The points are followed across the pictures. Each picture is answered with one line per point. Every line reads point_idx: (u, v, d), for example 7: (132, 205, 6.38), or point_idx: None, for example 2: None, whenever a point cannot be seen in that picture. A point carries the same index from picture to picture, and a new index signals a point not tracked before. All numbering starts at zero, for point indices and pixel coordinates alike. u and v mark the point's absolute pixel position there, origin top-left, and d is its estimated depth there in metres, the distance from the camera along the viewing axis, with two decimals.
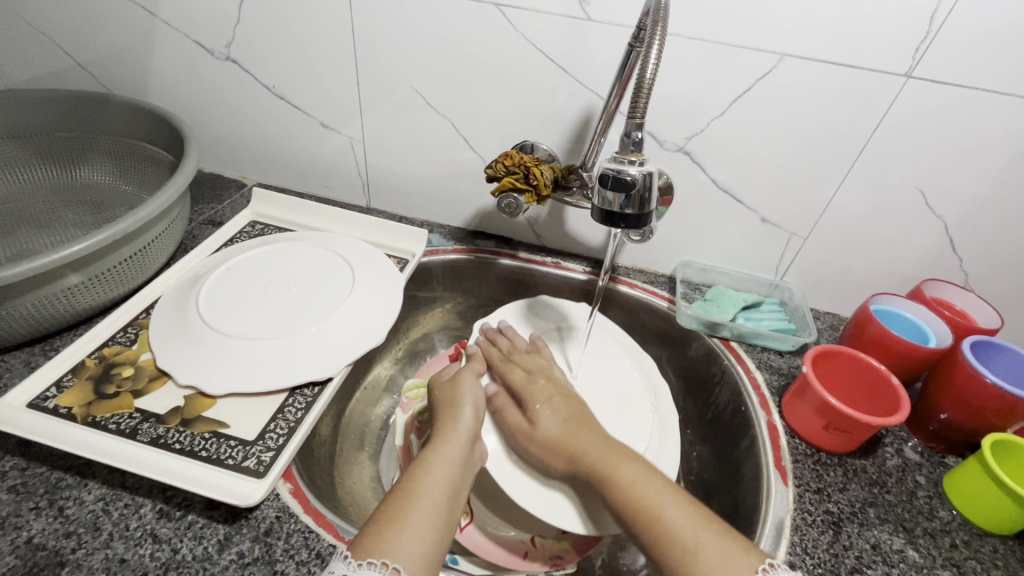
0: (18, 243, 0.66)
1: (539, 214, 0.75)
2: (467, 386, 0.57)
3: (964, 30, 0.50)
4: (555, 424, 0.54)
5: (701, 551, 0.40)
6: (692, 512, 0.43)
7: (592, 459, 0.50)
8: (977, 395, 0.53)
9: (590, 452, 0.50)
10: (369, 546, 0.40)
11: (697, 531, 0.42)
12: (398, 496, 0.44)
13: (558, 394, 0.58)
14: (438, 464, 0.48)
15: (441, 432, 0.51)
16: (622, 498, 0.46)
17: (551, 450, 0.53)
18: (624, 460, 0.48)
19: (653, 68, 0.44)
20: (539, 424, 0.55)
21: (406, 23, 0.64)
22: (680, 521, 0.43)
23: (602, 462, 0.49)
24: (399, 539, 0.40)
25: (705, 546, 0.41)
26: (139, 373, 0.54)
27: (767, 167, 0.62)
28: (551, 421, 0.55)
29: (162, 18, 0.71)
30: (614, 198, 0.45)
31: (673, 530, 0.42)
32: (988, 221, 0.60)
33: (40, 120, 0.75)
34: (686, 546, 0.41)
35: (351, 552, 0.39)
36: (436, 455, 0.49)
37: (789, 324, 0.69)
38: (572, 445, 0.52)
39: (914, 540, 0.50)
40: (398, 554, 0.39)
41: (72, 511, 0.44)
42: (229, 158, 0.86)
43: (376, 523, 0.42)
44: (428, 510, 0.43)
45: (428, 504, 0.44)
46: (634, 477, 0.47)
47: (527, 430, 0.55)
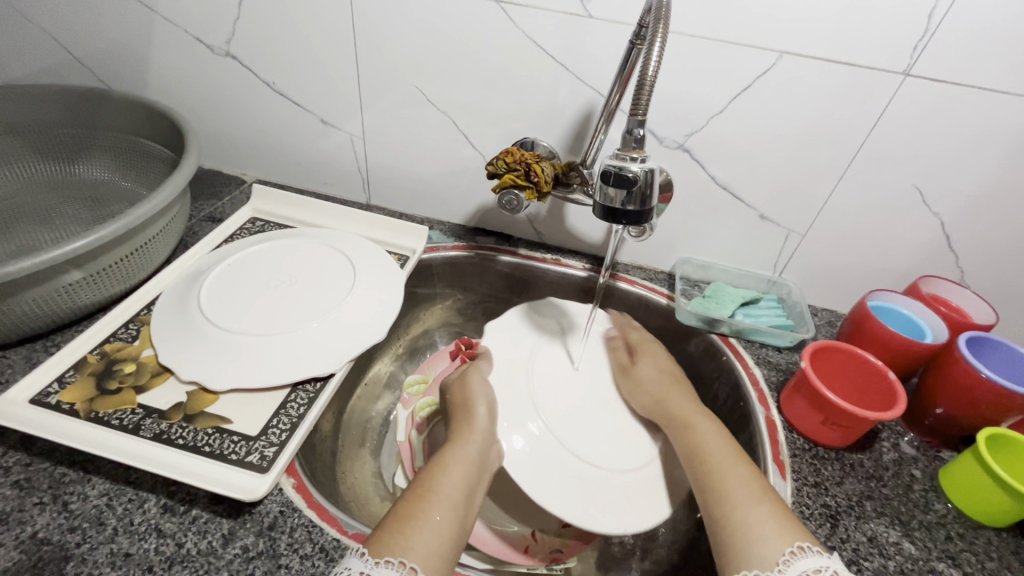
0: (18, 238, 0.66)
1: (539, 211, 0.76)
2: (477, 385, 0.57)
3: (962, 28, 0.50)
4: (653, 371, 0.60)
5: (756, 508, 0.43)
6: (751, 473, 0.46)
7: (675, 406, 0.55)
8: (972, 390, 0.54)
9: (671, 406, 0.55)
10: (384, 544, 0.40)
11: (751, 493, 0.44)
12: (412, 496, 0.45)
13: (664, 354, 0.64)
14: (455, 464, 0.48)
15: (456, 437, 0.51)
16: (693, 442, 0.51)
17: (649, 391, 0.58)
18: (706, 420, 0.53)
19: (655, 65, 0.44)
20: (639, 367, 0.61)
21: (407, 21, 0.64)
22: (735, 480, 0.45)
23: (685, 414, 0.54)
24: (419, 537, 0.41)
25: (759, 501, 0.43)
26: (141, 369, 0.54)
27: (766, 166, 0.63)
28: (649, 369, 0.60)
29: (162, 13, 0.71)
30: (616, 195, 0.45)
31: (735, 485, 0.45)
32: (984, 217, 0.61)
33: (40, 115, 0.74)
34: (743, 507, 0.43)
35: (366, 548, 0.39)
36: (453, 455, 0.49)
37: (787, 320, 0.69)
38: (665, 388, 0.58)
39: (910, 532, 0.51)
40: (416, 552, 0.39)
41: (77, 506, 0.45)
42: (227, 153, 0.85)
43: (390, 523, 0.42)
44: (446, 508, 0.44)
45: (445, 502, 0.45)
46: (711, 434, 0.51)
47: (626, 368, 0.62)
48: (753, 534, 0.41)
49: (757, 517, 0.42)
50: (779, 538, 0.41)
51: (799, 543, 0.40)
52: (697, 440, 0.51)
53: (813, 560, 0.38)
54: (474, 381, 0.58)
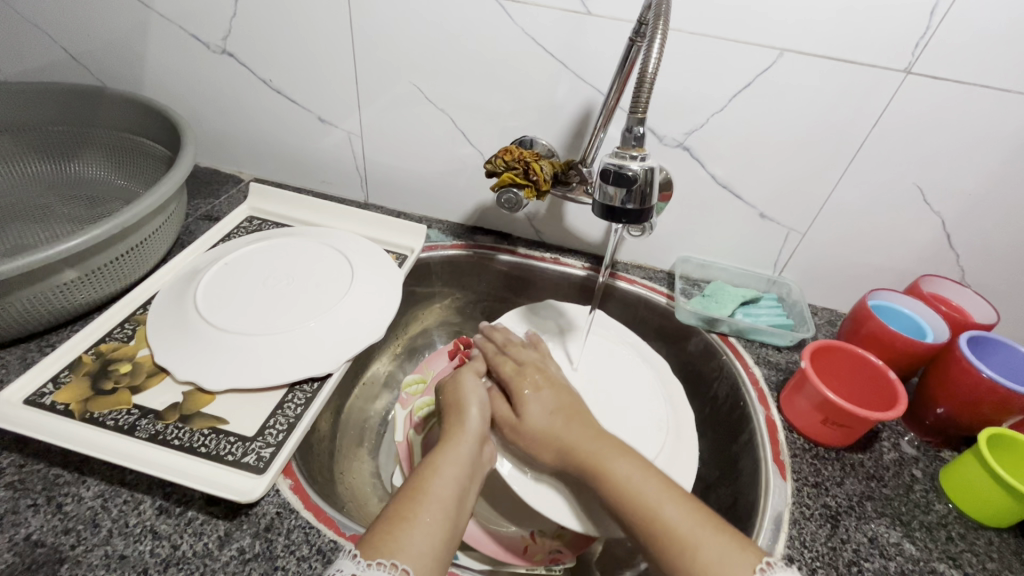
0: (12, 237, 0.65)
1: (539, 210, 0.75)
2: (471, 382, 0.56)
3: (963, 26, 0.50)
4: (544, 417, 0.53)
5: (703, 552, 0.40)
6: (690, 510, 0.43)
7: (584, 451, 0.49)
8: (973, 390, 0.54)
9: (580, 450, 0.49)
10: (375, 547, 0.39)
11: (696, 530, 0.42)
12: (404, 496, 0.44)
13: (547, 384, 0.56)
14: (448, 466, 0.47)
15: (449, 437, 0.50)
16: (614, 490, 0.46)
17: (544, 441, 0.51)
18: (618, 455, 0.48)
19: (655, 63, 0.43)
20: (525, 414, 0.54)
21: (405, 19, 0.63)
22: (674, 523, 0.42)
23: (593, 455, 0.48)
24: (409, 539, 0.40)
25: (705, 544, 0.41)
26: (137, 369, 0.54)
27: (765, 165, 0.63)
28: (539, 413, 0.53)
29: (158, 11, 0.70)
30: (615, 193, 0.45)
31: (673, 532, 0.42)
32: (985, 216, 0.60)
33: (35, 114, 0.74)
34: (692, 552, 0.41)
35: (358, 550, 0.39)
36: (443, 457, 0.48)
37: (787, 319, 0.69)
38: (568, 433, 0.51)
39: (911, 533, 0.51)
40: (408, 555, 0.39)
41: (71, 507, 0.44)
42: (225, 152, 0.85)
43: (383, 525, 0.41)
44: (437, 512, 0.43)
45: (437, 504, 0.44)
46: (631, 472, 0.46)
47: (514, 423, 0.54)
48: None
49: (708, 562, 0.40)
50: (741, 565, 0.39)
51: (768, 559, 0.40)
52: (620, 486, 0.46)
53: (783, 572, 0.39)
54: (467, 380, 0.57)
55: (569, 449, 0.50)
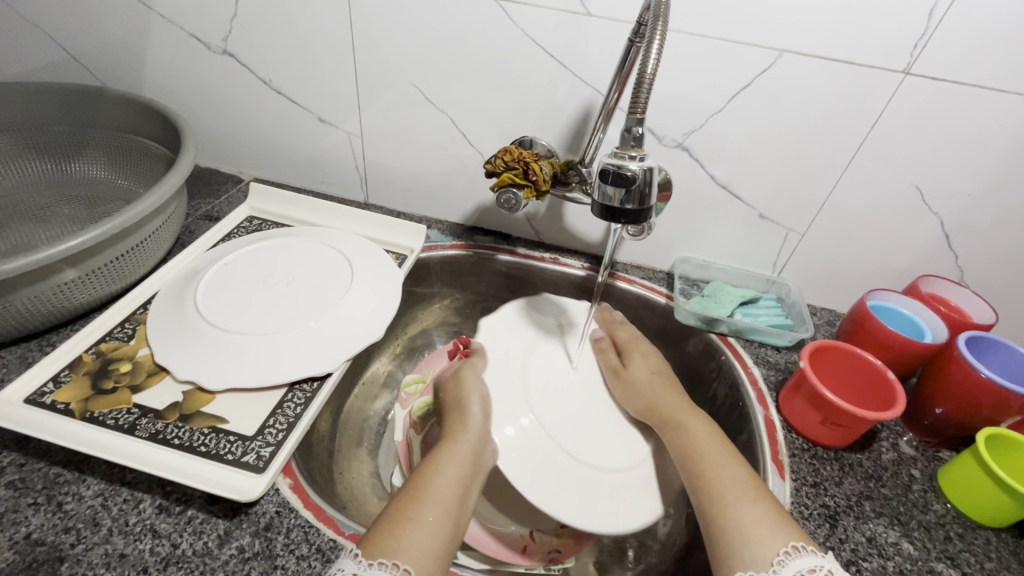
0: (13, 236, 0.66)
1: (538, 210, 0.75)
2: (471, 381, 0.57)
3: (961, 27, 0.50)
4: (645, 373, 0.59)
5: (748, 512, 0.43)
6: (747, 474, 0.46)
7: (670, 410, 0.55)
8: (972, 390, 0.54)
9: (665, 409, 0.55)
10: (376, 545, 0.39)
11: (745, 491, 0.44)
12: (403, 497, 0.45)
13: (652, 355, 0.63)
14: (448, 465, 0.48)
15: (450, 437, 0.51)
16: (687, 444, 0.50)
17: (639, 393, 0.58)
18: (699, 419, 0.53)
19: (654, 63, 0.43)
20: (631, 367, 0.61)
21: (405, 20, 0.64)
22: (730, 480, 0.45)
23: (681, 414, 0.54)
24: (410, 537, 0.40)
25: (749, 507, 0.43)
26: (137, 368, 0.54)
27: (764, 166, 0.63)
28: (642, 371, 0.60)
29: (158, 11, 0.71)
30: (615, 193, 0.45)
31: (729, 485, 0.45)
32: (983, 217, 0.61)
33: (35, 113, 0.74)
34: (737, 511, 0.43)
35: (360, 550, 0.39)
36: (445, 456, 0.49)
37: (786, 319, 0.69)
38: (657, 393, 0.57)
39: (909, 532, 0.51)
40: (408, 555, 0.39)
41: (71, 506, 0.44)
42: (225, 152, 0.85)
43: (382, 526, 0.41)
44: (437, 509, 0.44)
45: (437, 501, 0.44)
46: (703, 435, 0.51)
47: (617, 369, 0.61)
48: (747, 539, 0.41)
49: (751, 521, 0.42)
50: (771, 537, 0.41)
51: (793, 543, 0.40)
52: (690, 442, 0.50)
53: (807, 559, 0.39)
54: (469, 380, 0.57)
55: (663, 404, 0.55)
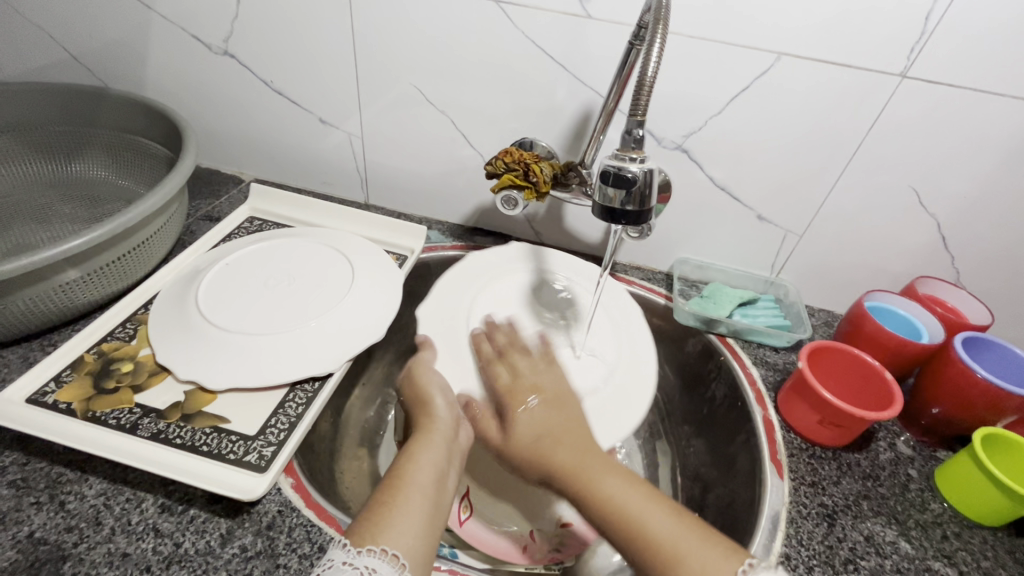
0: (14, 236, 0.66)
1: (538, 211, 0.76)
2: (425, 376, 0.55)
3: (957, 31, 0.51)
4: (530, 430, 0.51)
5: (692, 563, 0.39)
6: (680, 521, 0.42)
7: (567, 466, 0.47)
8: (968, 390, 0.54)
9: (562, 466, 0.47)
10: (364, 534, 0.39)
11: (687, 541, 0.40)
12: (388, 484, 0.44)
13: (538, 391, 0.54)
14: (425, 454, 0.47)
15: (420, 427, 0.50)
16: (603, 505, 0.44)
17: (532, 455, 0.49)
18: (603, 468, 0.46)
19: (655, 66, 0.44)
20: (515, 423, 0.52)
21: (405, 21, 0.64)
22: (668, 536, 0.41)
23: (581, 468, 0.47)
24: (394, 525, 0.40)
25: (694, 555, 0.39)
26: (139, 368, 0.54)
27: (762, 168, 0.63)
28: (530, 426, 0.51)
29: (159, 12, 0.71)
30: (615, 195, 0.45)
31: (662, 544, 0.40)
32: (979, 219, 0.61)
33: (36, 113, 0.74)
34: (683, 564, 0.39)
35: (348, 539, 0.39)
36: (421, 446, 0.48)
37: (784, 320, 0.70)
38: (547, 452, 0.49)
39: (907, 531, 0.51)
40: (395, 541, 0.39)
41: (74, 506, 0.44)
42: (225, 153, 0.85)
43: (371, 512, 0.41)
44: (419, 498, 0.43)
45: (416, 491, 0.44)
46: (615, 487, 0.45)
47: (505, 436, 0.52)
48: None
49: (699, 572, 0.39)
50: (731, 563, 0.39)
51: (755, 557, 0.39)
52: (608, 502, 0.44)
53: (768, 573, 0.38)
54: (422, 376, 0.55)
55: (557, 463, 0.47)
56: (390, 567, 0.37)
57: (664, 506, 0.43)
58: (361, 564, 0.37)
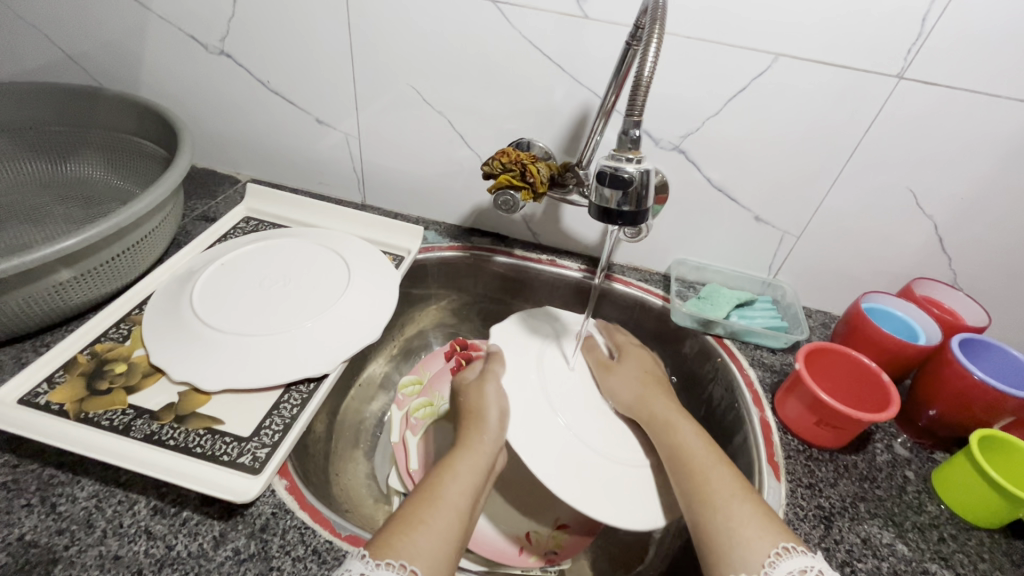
0: (8, 236, 0.65)
1: (535, 212, 0.76)
2: (492, 393, 0.56)
3: (953, 33, 0.51)
4: (633, 375, 0.60)
5: (737, 511, 0.42)
6: (736, 480, 0.45)
7: (658, 413, 0.54)
8: (965, 392, 0.54)
9: (656, 409, 0.55)
10: (384, 546, 0.39)
11: (732, 491, 0.44)
12: (418, 498, 0.44)
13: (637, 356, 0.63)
14: (464, 468, 0.48)
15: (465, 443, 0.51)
16: (677, 444, 0.50)
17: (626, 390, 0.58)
18: (684, 422, 0.52)
19: (651, 66, 0.44)
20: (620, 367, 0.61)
21: (403, 20, 0.64)
22: (718, 480, 0.45)
23: (667, 415, 0.54)
24: (420, 538, 0.40)
25: (738, 504, 0.43)
26: (132, 369, 0.53)
27: (760, 169, 0.63)
28: (631, 370, 0.60)
29: (156, 12, 0.71)
30: (612, 195, 0.45)
31: (717, 486, 0.45)
32: (976, 220, 0.61)
33: (32, 113, 0.74)
34: (725, 508, 0.43)
35: (367, 551, 0.39)
36: (462, 464, 0.49)
37: (782, 321, 0.70)
38: (646, 391, 0.57)
39: (904, 534, 0.51)
40: (417, 557, 0.39)
41: (65, 508, 0.44)
42: (222, 153, 0.85)
43: (395, 523, 0.41)
44: (451, 517, 0.43)
45: (448, 508, 0.44)
46: (693, 433, 0.51)
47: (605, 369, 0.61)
48: (739, 537, 0.41)
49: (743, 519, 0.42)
50: (767, 536, 0.41)
51: (784, 545, 0.40)
52: (677, 444, 0.50)
53: (798, 560, 0.38)
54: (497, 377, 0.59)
55: (649, 405, 0.55)
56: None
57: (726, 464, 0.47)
58: None
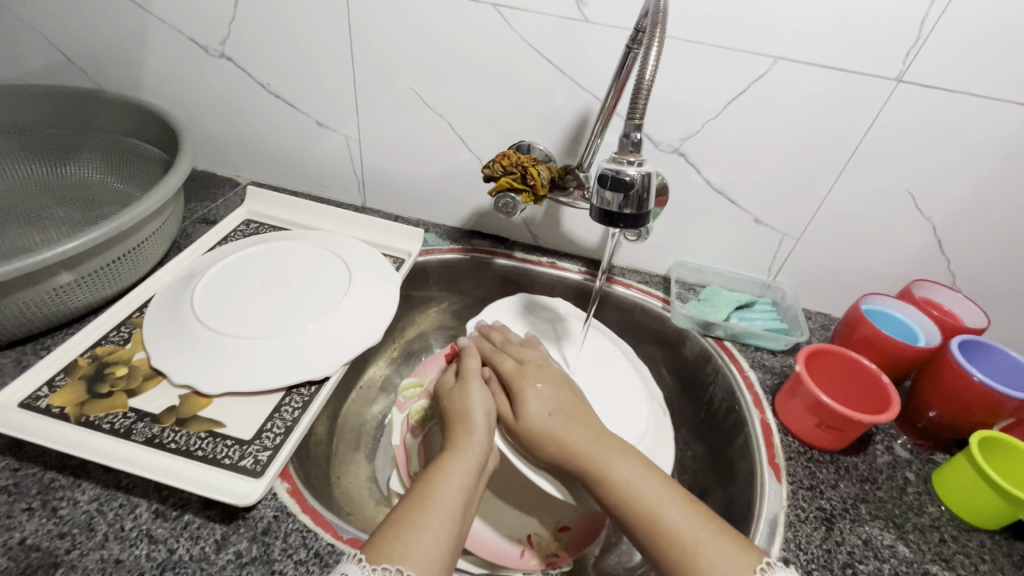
0: (8, 239, 0.65)
1: (535, 215, 0.76)
2: (476, 393, 0.55)
3: (952, 37, 0.51)
4: (544, 414, 0.53)
5: (708, 554, 0.40)
6: (690, 510, 0.44)
7: (583, 456, 0.49)
8: (966, 394, 0.54)
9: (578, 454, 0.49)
10: (380, 551, 0.39)
11: (699, 532, 0.42)
12: (411, 502, 0.44)
13: (545, 382, 0.56)
14: (455, 472, 0.48)
15: (457, 442, 0.51)
16: (616, 490, 0.46)
17: (546, 439, 0.51)
18: (618, 456, 0.48)
19: (652, 69, 0.44)
20: (526, 409, 0.53)
21: (404, 24, 0.64)
22: (680, 524, 0.43)
23: (596, 456, 0.48)
24: (416, 545, 0.40)
25: (708, 547, 0.41)
26: (133, 372, 0.53)
27: (759, 172, 0.64)
28: (539, 409, 0.53)
29: (156, 15, 0.71)
30: (613, 198, 0.45)
31: (679, 529, 0.42)
32: (974, 223, 0.61)
33: (32, 116, 0.74)
34: (697, 552, 0.41)
35: (364, 555, 0.39)
36: (455, 466, 0.48)
37: (782, 323, 0.70)
38: (563, 434, 0.51)
39: (904, 535, 0.51)
40: (413, 562, 0.39)
41: (66, 512, 0.44)
42: (222, 156, 0.85)
43: (391, 529, 0.41)
44: (444, 521, 0.43)
45: (442, 512, 0.44)
46: (631, 470, 0.47)
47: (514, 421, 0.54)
48: None
49: (717, 565, 0.40)
50: (745, 565, 0.40)
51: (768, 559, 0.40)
52: (619, 486, 0.46)
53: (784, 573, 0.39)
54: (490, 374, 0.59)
55: (571, 451, 0.49)
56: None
57: (683, 496, 0.45)
58: None
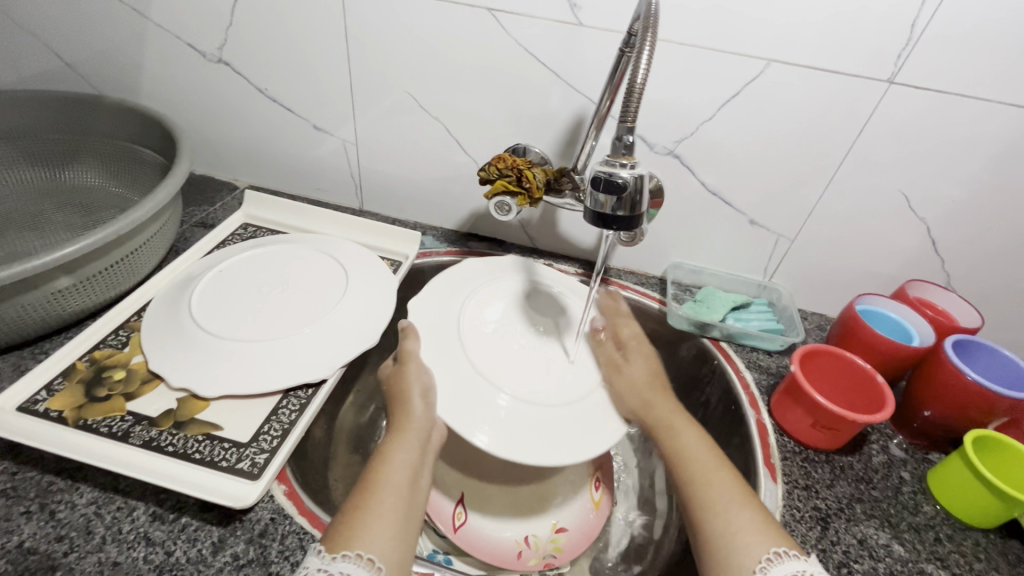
0: (7, 244, 0.65)
1: (532, 217, 0.76)
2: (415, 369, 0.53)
3: (941, 40, 0.51)
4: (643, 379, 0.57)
5: (738, 513, 0.44)
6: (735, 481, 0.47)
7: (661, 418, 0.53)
8: (960, 393, 0.55)
9: (659, 415, 0.53)
10: (338, 540, 0.39)
11: (736, 495, 0.45)
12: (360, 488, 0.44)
13: (647, 356, 0.60)
14: (398, 455, 0.47)
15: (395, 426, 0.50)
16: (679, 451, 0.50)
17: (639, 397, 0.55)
18: (687, 427, 0.52)
19: (644, 71, 0.44)
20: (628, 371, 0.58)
21: (399, 28, 0.64)
22: (721, 486, 0.46)
23: (670, 421, 0.53)
24: (370, 529, 0.40)
25: (739, 509, 0.44)
26: (130, 376, 0.54)
27: (754, 174, 0.64)
28: (637, 374, 0.58)
29: (154, 20, 0.71)
30: (606, 201, 0.46)
31: (716, 490, 0.46)
32: (967, 223, 0.62)
33: (30, 121, 0.74)
34: (724, 513, 0.44)
35: (323, 546, 0.39)
36: (393, 449, 0.48)
37: (777, 324, 0.70)
38: (651, 399, 0.55)
39: (899, 534, 0.51)
40: (371, 545, 0.39)
41: (64, 515, 0.44)
42: (220, 160, 0.85)
43: (343, 520, 0.41)
44: (390, 501, 0.43)
45: (390, 493, 0.44)
46: (694, 439, 0.51)
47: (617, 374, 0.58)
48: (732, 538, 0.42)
49: (739, 528, 0.43)
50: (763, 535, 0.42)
51: (774, 550, 0.41)
52: (681, 449, 0.50)
53: (787, 565, 0.40)
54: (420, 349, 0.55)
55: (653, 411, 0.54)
56: (366, 572, 0.37)
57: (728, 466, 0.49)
58: (337, 570, 0.37)
